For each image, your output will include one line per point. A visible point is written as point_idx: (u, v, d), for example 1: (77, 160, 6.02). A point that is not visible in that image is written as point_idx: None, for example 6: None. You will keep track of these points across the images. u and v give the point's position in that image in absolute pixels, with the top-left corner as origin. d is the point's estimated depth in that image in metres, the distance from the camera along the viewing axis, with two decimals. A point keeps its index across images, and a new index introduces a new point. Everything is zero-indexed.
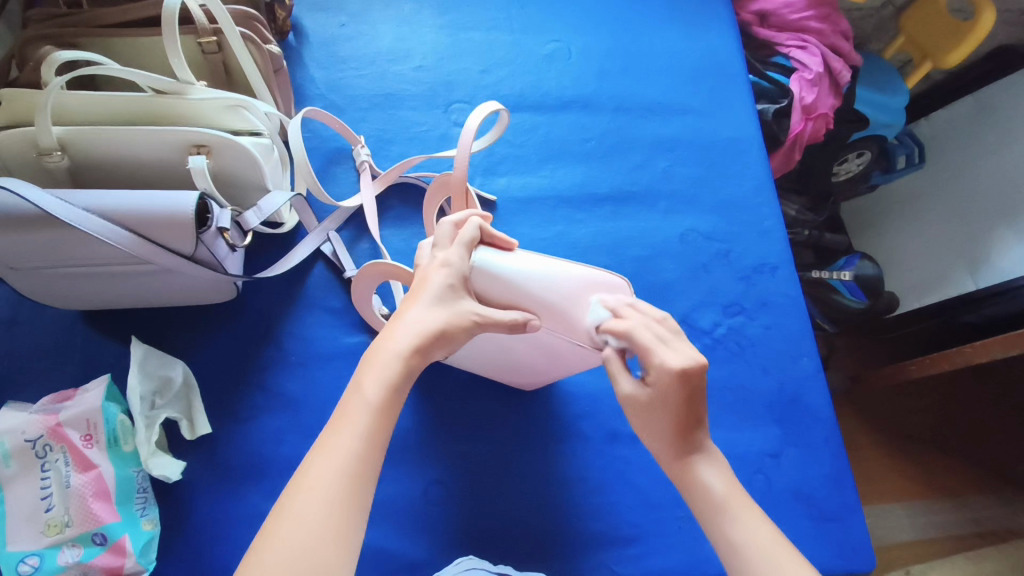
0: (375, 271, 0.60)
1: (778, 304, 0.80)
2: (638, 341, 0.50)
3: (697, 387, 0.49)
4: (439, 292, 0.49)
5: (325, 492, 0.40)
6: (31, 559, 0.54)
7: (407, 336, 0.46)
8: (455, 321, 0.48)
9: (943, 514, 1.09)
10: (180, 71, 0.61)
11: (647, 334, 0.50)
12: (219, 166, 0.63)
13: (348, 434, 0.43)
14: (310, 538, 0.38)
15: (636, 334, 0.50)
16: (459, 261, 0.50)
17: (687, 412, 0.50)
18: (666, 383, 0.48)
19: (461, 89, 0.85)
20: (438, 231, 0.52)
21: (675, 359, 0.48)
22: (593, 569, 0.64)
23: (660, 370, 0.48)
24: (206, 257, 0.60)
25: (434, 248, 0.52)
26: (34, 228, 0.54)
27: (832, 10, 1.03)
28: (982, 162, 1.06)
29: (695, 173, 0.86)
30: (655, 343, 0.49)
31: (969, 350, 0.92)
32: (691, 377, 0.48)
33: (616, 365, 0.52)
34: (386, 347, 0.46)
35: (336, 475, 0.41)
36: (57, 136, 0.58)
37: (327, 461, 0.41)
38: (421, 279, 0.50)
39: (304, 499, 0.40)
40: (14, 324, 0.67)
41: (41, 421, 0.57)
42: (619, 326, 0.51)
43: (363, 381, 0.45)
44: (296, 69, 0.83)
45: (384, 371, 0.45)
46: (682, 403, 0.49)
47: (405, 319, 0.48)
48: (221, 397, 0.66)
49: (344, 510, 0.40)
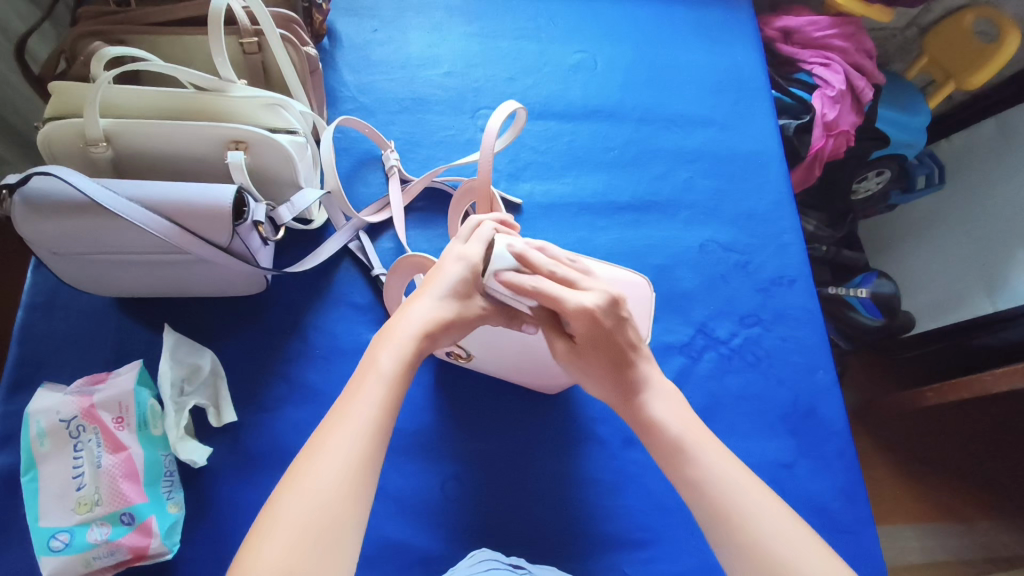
0: (409, 265, 0.62)
1: (796, 316, 0.81)
2: (545, 290, 0.50)
3: (616, 319, 0.51)
4: (453, 284, 0.50)
5: (343, 452, 0.41)
6: (62, 535, 0.55)
7: (418, 321, 0.48)
8: (464, 314, 0.50)
9: (954, 537, 1.09)
10: (223, 69, 0.63)
11: (555, 285, 0.50)
12: (255, 163, 0.65)
13: (366, 402, 0.44)
14: (327, 495, 0.40)
15: (542, 288, 0.50)
16: (475, 256, 0.52)
17: (618, 343, 0.52)
18: (586, 325, 0.50)
19: (488, 95, 0.87)
20: (463, 227, 0.55)
21: (589, 298, 0.50)
22: (605, 570, 0.65)
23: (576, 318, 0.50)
24: (240, 249, 0.62)
25: (453, 242, 0.54)
26: (80, 215, 0.57)
27: (855, 29, 1.04)
28: (1003, 186, 1.07)
29: (716, 185, 0.87)
30: (562, 290, 0.50)
31: (988, 379, 0.92)
32: (608, 310, 0.51)
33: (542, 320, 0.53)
34: (398, 328, 0.48)
35: (357, 441, 0.42)
36: (103, 128, 0.60)
37: (343, 423, 0.43)
38: (438, 269, 0.52)
39: (320, 456, 0.41)
40: (51, 308, 0.69)
41: (76, 402, 0.59)
42: (528, 280, 0.50)
43: (379, 354, 0.46)
44: (329, 72, 0.85)
45: (399, 347, 0.47)
46: (608, 337, 0.52)
47: (416, 307, 0.49)
48: (247, 387, 0.68)
49: (359, 468, 0.41)
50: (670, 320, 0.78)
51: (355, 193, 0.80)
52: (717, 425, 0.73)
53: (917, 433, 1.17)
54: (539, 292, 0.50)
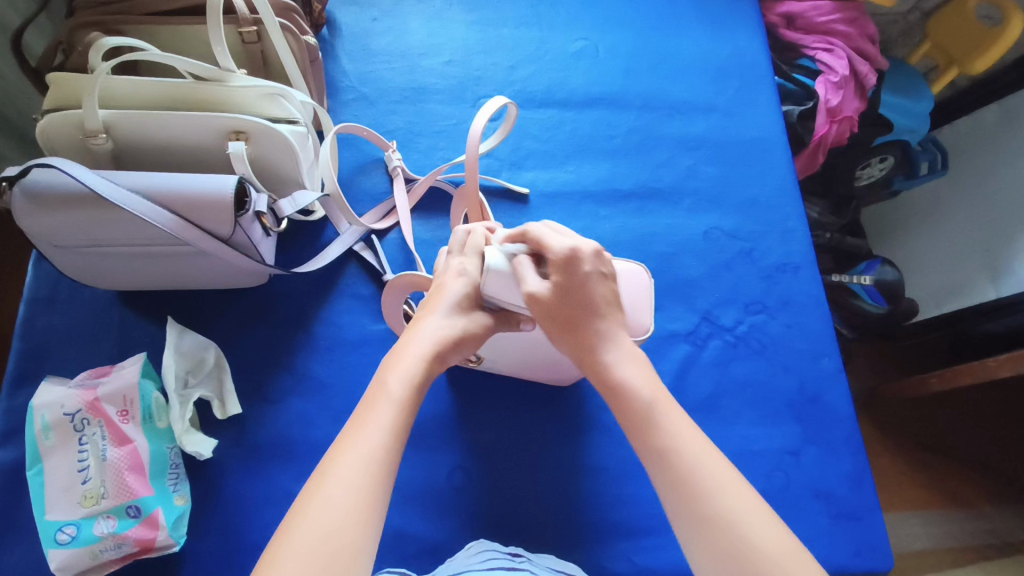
0: (401, 284, 0.62)
1: (800, 303, 0.80)
2: (533, 235, 0.53)
3: (586, 275, 0.51)
4: (456, 300, 0.51)
5: (351, 476, 0.41)
6: (69, 528, 0.55)
7: (426, 341, 0.48)
8: (472, 328, 0.51)
9: (957, 523, 1.09)
10: (222, 59, 0.62)
11: (540, 230, 0.53)
12: (257, 154, 0.64)
13: (375, 427, 0.44)
14: (338, 521, 0.39)
15: (529, 230, 0.53)
16: (474, 269, 0.52)
17: (588, 299, 0.51)
18: (562, 262, 0.51)
19: (489, 84, 0.86)
20: (454, 239, 0.55)
21: (568, 242, 0.51)
22: (612, 559, 0.64)
23: (555, 250, 0.51)
24: (241, 240, 0.62)
25: (450, 254, 0.55)
26: (82, 207, 0.56)
27: (858, 14, 1.03)
28: (1008, 172, 1.06)
29: (719, 172, 0.87)
30: (546, 234, 0.53)
31: (992, 365, 0.91)
32: (583, 255, 0.51)
33: (524, 267, 0.51)
34: (407, 349, 0.48)
35: (365, 468, 0.42)
36: (102, 119, 0.60)
37: (353, 449, 0.43)
38: (439, 286, 0.52)
39: (331, 480, 0.41)
40: (54, 301, 0.68)
41: (80, 396, 0.59)
42: (516, 233, 0.54)
43: (388, 377, 0.46)
44: (329, 61, 0.84)
45: (407, 368, 0.47)
46: (578, 290, 0.51)
47: (423, 326, 0.49)
48: (253, 380, 0.67)
49: (368, 494, 0.41)
50: (675, 308, 0.77)
51: (357, 185, 0.79)
52: (722, 414, 0.73)
53: (921, 420, 1.17)
54: (527, 237, 0.53)
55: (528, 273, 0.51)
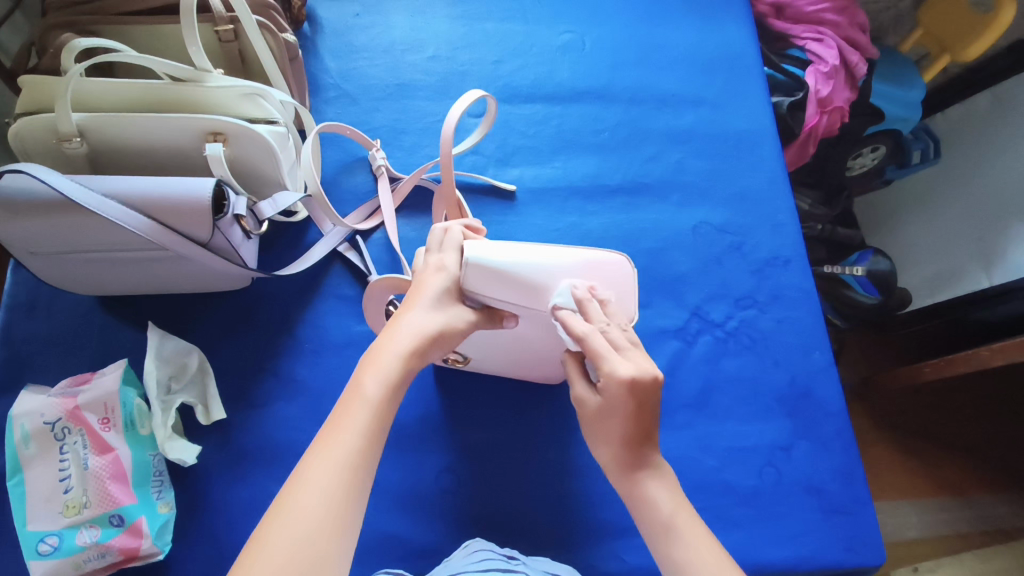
0: (386, 284, 0.61)
1: (791, 296, 0.80)
2: (593, 343, 0.49)
3: (643, 400, 0.49)
4: (436, 294, 0.50)
5: (327, 485, 0.40)
6: (50, 538, 0.54)
7: (405, 337, 0.48)
8: (453, 324, 0.50)
9: (951, 512, 1.09)
10: (197, 59, 0.61)
11: (603, 341, 0.49)
12: (236, 154, 0.63)
13: (352, 433, 0.43)
14: (313, 531, 0.39)
15: (592, 340, 0.49)
16: (453, 264, 0.52)
17: (641, 422, 0.50)
18: (613, 390, 0.48)
19: (474, 79, 0.85)
20: (432, 238, 0.54)
21: (626, 371, 0.48)
22: (602, 558, 0.64)
23: (610, 377, 0.48)
24: (221, 244, 0.61)
25: (428, 252, 0.54)
26: (55, 214, 0.55)
27: (847, 3, 1.02)
28: (1000, 160, 1.05)
29: (707, 165, 0.86)
30: (606, 350, 0.49)
31: (985, 354, 0.91)
32: (642, 388, 0.48)
33: (574, 367, 0.53)
34: (387, 346, 0.47)
35: (340, 476, 0.41)
36: (76, 123, 0.58)
37: (329, 456, 0.42)
38: (418, 282, 0.51)
39: (306, 488, 0.40)
40: (33, 308, 0.68)
41: (60, 404, 0.58)
42: (581, 327, 0.49)
43: (363, 377, 0.46)
44: (311, 59, 0.83)
45: (386, 367, 0.46)
46: (631, 413, 0.49)
47: (403, 322, 0.48)
48: (237, 384, 0.67)
49: (345, 502, 0.40)
50: (664, 304, 0.77)
51: (341, 184, 0.78)
52: (712, 410, 0.72)
53: (916, 411, 1.17)
54: (584, 342, 0.49)
55: (507, 267, 0.50)
